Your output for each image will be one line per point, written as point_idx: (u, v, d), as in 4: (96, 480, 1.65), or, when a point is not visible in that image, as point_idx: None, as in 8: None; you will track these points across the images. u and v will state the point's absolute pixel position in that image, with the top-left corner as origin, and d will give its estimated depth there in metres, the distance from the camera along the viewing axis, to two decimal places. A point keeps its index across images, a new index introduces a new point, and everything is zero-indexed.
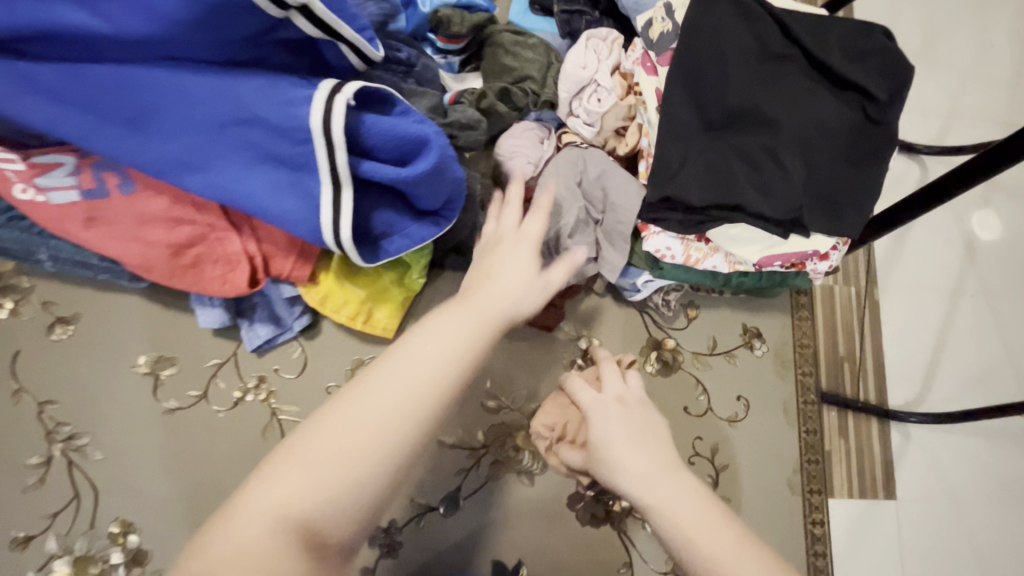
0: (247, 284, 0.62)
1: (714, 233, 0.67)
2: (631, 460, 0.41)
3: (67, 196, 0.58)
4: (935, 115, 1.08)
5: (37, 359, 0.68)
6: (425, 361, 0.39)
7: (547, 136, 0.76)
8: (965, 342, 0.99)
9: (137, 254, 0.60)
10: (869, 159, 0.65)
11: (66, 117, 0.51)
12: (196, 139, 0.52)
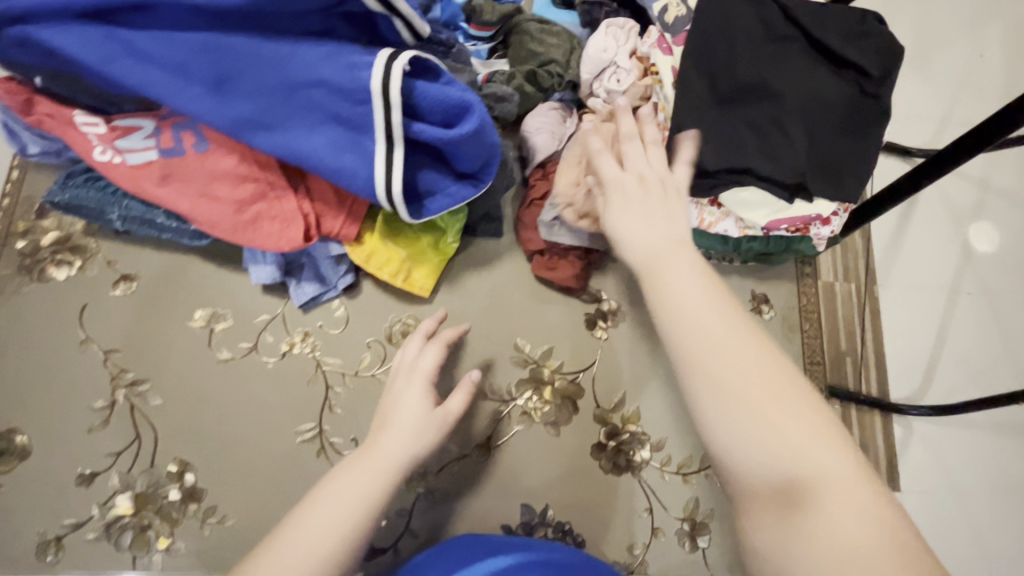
0: (301, 239, 0.68)
1: (726, 197, 0.74)
2: (675, 278, 0.47)
3: (145, 156, 0.65)
4: (930, 119, 1.15)
5: (104, 311, 0.74)
6: (360, 484, 0.51)
7: (569, 115, 0.83)
8: (965, 337, 1.02)
9: (205, 209, 0.66)
10: (867, 130, 0.71)
11: (153, 79, 0.57)
12: (268, 101, 0.59)
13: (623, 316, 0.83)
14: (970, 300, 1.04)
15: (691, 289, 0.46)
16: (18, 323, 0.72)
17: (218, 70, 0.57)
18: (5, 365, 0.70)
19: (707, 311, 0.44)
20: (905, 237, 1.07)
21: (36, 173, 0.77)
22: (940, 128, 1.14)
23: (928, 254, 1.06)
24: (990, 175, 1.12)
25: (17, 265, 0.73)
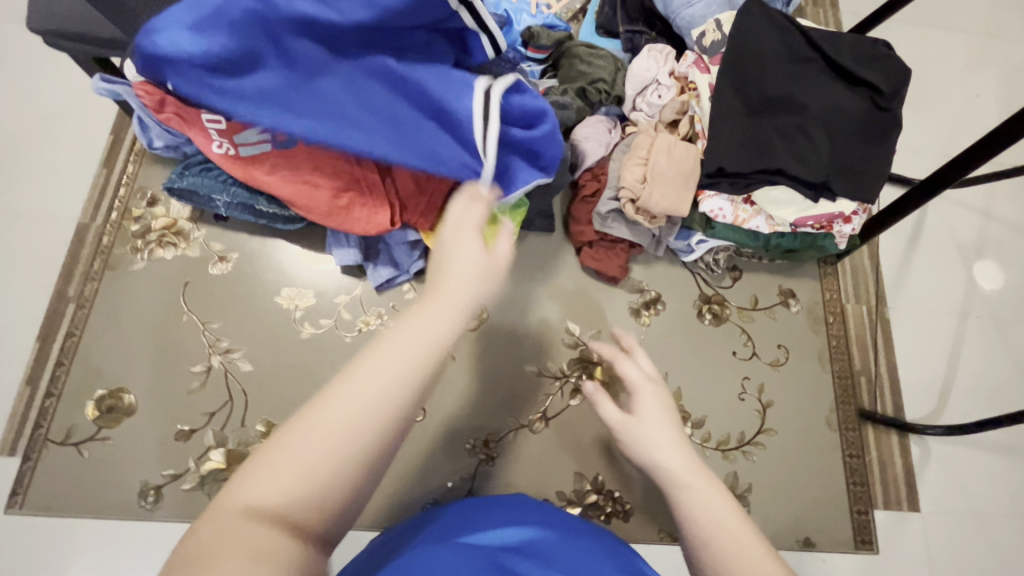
0: (386, 224, 0.78)
1: (759, 194, 0.83)
2: (713, 503, 0.44)
3: (259, 148, 0.74)
4: (931, 152, 1.26)
5: (203, 287, 0.82)
6: (411, 353, 0.36)
7: (613, 126, 0.93)
8: (975, 357, 1.09)
9: (307, 194, 0.76)
10: (881, 138, 0.82)
11: (281, 99, 0.64)
12: (380, 118, 0.67)
13: (662, 305, 0.92)
14: (979, 325, 1.12)
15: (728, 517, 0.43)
16: (128, 294, 0.81)
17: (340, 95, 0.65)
18: (115, 331, 0.79)
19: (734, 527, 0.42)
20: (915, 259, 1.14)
21: (149, 168, 0.88)
22: (941, 159, 1.25)
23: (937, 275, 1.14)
24: (992, 206, 1.22)
25: (130, 245, 0.83)
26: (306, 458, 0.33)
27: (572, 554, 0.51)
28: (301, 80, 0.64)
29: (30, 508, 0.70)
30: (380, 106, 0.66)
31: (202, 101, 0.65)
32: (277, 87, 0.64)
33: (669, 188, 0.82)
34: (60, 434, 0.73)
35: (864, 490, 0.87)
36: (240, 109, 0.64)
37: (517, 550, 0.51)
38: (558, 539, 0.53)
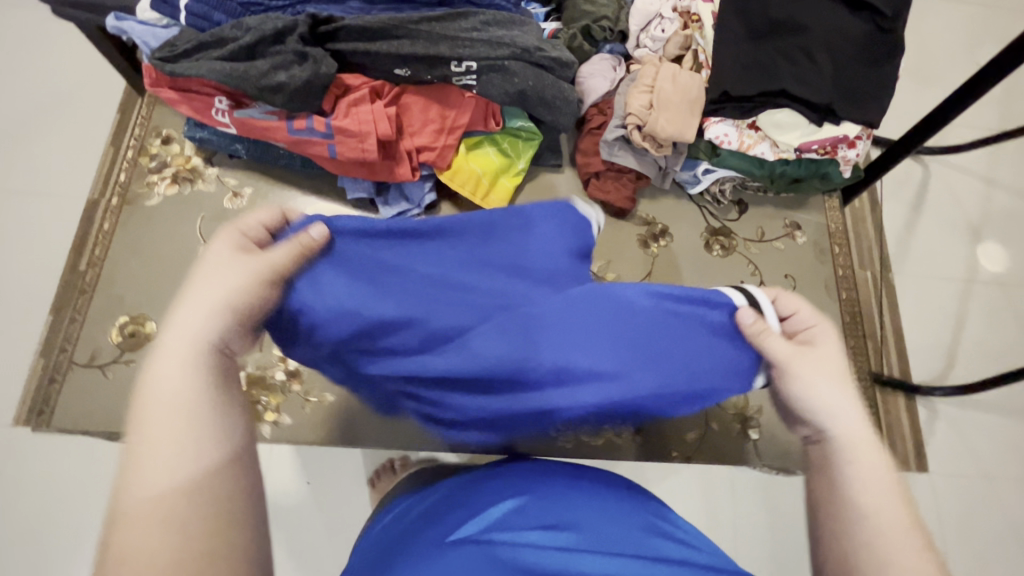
0: (410, 175, 0.82)
1: (763, 118, 0.84)
2: (863, 491, 0.44)
3: (270, 121, 0.77)
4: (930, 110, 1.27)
5: (218, 220, 0.84)
6: (174, 383, 0.40)
7: (618, 64, 0.94)
8: (979, 323, 1.20)
9: (330, 160, 0.80)
10: (883, 60, 0.83)
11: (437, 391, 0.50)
12: (564, 356, 0.46)
13: (670, 237, 0.93)
14: (983, 289, 1.23)
15: (879, 496, 0.44)
16: (146, 228, 0.82)
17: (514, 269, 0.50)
18: (133, 261, 0.80)
19: (882, 506, 0.43)
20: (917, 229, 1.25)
21: (161, 108, 0.89)
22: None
23: (938, 245, 1.25)
24: (994, 173, 1.33)
25: (147, 180, 0.85)
26: (150, 503, 0.36)
27: (582, 528, 0.47)
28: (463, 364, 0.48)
29: (58, 427, 0.73)
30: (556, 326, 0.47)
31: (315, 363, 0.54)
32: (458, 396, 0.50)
33: (675, 114, 0.83)
34: (84, 356, 0.75)
35: None
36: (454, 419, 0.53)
37: (501, 532, 0.46)
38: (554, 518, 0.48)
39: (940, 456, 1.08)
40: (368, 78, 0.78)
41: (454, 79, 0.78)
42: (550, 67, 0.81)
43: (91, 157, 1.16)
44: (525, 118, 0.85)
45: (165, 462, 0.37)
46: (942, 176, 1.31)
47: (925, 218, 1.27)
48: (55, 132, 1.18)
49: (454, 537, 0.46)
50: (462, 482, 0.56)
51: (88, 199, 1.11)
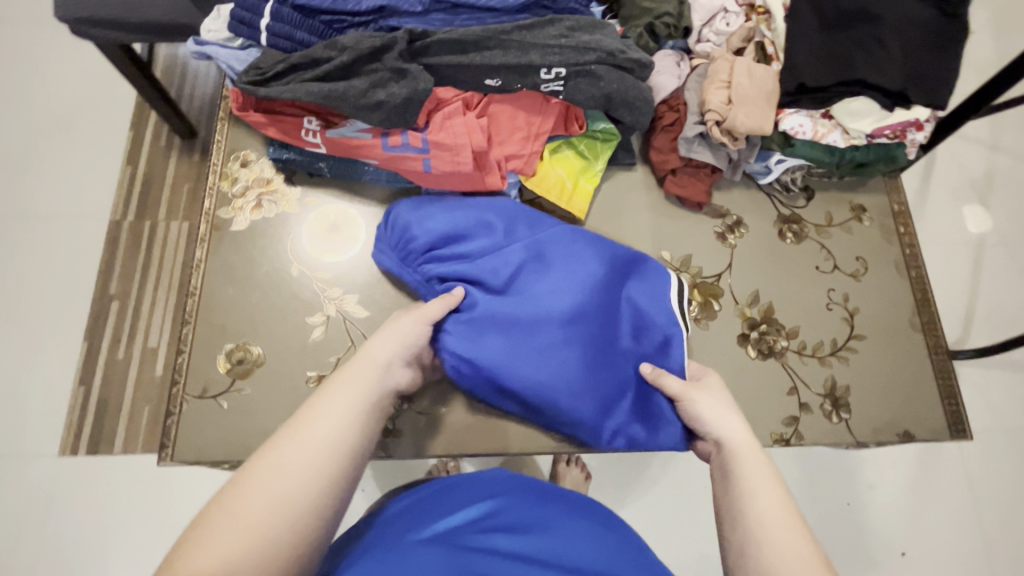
0: (499, 184, 0.82)
1: (838, 108, 0.87)
2: (749, 477, 0.58)
3: (364, 139, 0.77)
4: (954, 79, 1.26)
5: (308, 240, 0.83)
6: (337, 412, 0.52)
7: (681, 60, 0.94)
8: (995, 286, 1.25)
9: (423, 175, 0.80)
10: (950, 43, 0.85)
11: (490, 364, 0.74)
12: (597, 341, 0.77)
13: (745, 228, 0.95)
14: (993, 253, 1.27)
15: (758, 481, 0.57)
16: (238, 253, 0.82)
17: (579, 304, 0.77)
18: (230, 289, 0.80)
19: (753, 482, 0.57)
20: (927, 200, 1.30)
21: (234, 131, 0.88)
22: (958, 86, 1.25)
23: (953, 214, 1.29)
24: (996, 140, 1.37)
25: (231, 206, 0.84)
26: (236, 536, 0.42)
27: (546, 541, 0.63)
28: (529, 342, 0.75)
29: (181, 460, 0.73)
30: (599, 333, 0.77)
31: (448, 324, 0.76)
32: (510, 372, 0.73)
33: (752, 107, 0.85)
34: (197, 389, 0.75)
35: (951, 384, 0.91)
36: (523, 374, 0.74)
37: (485, 532, 0.63)
38: (534, 525, 0.65)
39: None
40: (459, 90, 0.79)
41: (542, 86, 0.78)
42: (631, 69, 0.82)
43: None
44: (606, 120, 0.86)
45: (260, 506, 0.44)
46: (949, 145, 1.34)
47: (943, 190, 1.31)
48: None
49: (426, 539, 0.59)
50: (447, 484, 0.71)
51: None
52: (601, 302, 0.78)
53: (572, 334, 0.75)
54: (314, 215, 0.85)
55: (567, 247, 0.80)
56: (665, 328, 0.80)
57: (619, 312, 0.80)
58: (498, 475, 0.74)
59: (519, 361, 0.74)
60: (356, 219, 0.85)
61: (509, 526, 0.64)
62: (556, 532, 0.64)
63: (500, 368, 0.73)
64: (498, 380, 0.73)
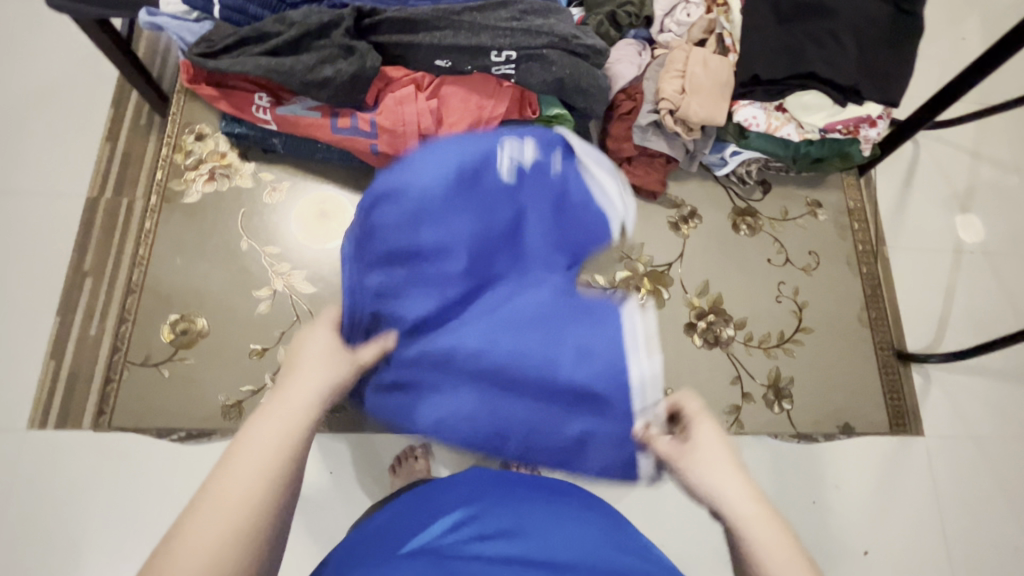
0: None
1: (791, 101, 0.87)
2: None
3: (312, 116, 0.78)
4: (934, 80, 1.23)
5: (259, 215, 0.84)
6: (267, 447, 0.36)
7: (642, 49, 0.94)
8: (973, 292, 1.16)
9: (373, 154, 0.81)
10: (903, 41, 0.86)
11: (416, 382, 0.49)
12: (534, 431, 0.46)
13: (699, 219, 0.96)
14: (972, 260, 1.18)
15: None
16: (188, 224, 0.82)
17: (506, 311, 0.47)
18: (179, 260, 0.81)
19: None
20: (909, 199, 1.21)
21: (192, 105, 0.88)
22: (936, 86, 1.21)
23: (936, 214, 1.21)
24: (980, 147, 1.27)
25: (184, 178, 0.84)
26: None
27: (553, 543, 0.47)
28: (421, 363, 0.48)
29: (118, 425, 0.75)
30: (542, 364, 0.45)
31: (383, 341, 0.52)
32: (434, 399, 0.47)
33: (705, 98, 0.85)
34: (139, 356, 0.77)
35: (897, 379, 0.95)
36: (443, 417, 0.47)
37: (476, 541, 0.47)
38: (540, 526, 0.49)
39: (973, 415, 0.98)
40: (410, 70, 0.80)
41: (493, 69, 0.79)
42: (584, 55, 0.82)
43: (68, 149, 1.09)
44: (559, 106, 0.86)
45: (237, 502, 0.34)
46: (935, 141, 1.26)
47: (926, 190, 1.23)
48: (41, 123, 1.10)
49: (408, 553, 0.46)
50: (437, 485, 0.58)
51: (86, 196, 1.06)
52: (529, 320, 0.46)
53: (487, 357, 0.46)
54: (302, 204, 0.86)
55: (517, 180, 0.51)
56: (606, 350, 0.45)
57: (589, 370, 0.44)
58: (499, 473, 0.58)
59: (445, 386, 0.47)
60: (346, 205, 0.86)
61: (510, 528, 0.48)
62: (566, 533, 0.48)
63: (431, 388, 0.48)
64: (424, 410, 0.48)
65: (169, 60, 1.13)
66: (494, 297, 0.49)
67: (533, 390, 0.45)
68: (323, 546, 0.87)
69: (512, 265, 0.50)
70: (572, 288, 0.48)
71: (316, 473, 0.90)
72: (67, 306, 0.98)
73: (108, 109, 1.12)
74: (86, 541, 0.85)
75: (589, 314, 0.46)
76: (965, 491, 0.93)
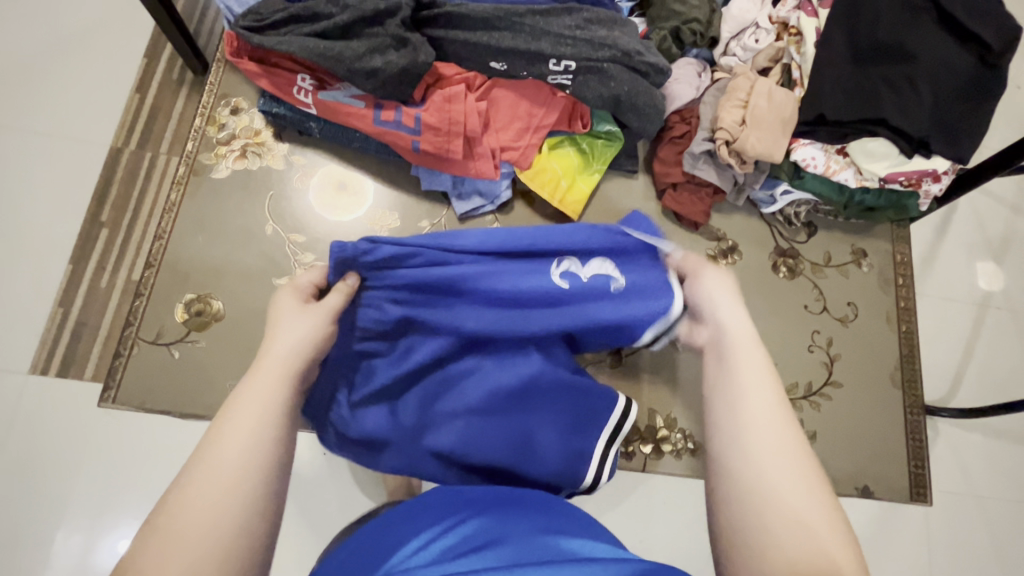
0: (491, 172, 0.79)
1: (855, 146, 0.83)
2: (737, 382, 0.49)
3: (355, 105, 0.75)
4: (989, 129, 1.17)
5: (288, 200, 0.81)
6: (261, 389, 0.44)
7: (702, 70, 0.90)
8: (995, 351, 1.12)
9: (412, 154, 0.78)
10: (982, 96, 0.80)
11: (391, 435, 0.63)
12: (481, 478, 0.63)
13: (739, 255, 0.92)
14: (997, 316, 1.14)
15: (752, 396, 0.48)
16: (214, 200, 0.80)
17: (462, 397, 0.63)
18: (200, 237, 0.78)
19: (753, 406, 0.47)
20: (942, 246, 1.16)
21: (230, 76, 0.85)
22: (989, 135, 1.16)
23: (969, 265, 1.16)
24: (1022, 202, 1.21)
25: (214, 152, 0.81)
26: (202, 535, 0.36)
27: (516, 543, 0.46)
28: (401, 421, 0.63)
29: (122, 403, 0.73)
30: (497, 436, 0.62)
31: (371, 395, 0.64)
32: (393, 454, 0.63)
33: (766, 132, 0.81)
34: (150, 334, 0.75)
35: (921, 446, 0.91)
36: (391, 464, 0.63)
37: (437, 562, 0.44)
38: (504, 532, 0.48)
39: (976, 481, 0.96)
40: (461, 69, 0.77)
41: (549, 77, 0.75)
42: (645, 73, 0.78)
43: (94, 97, 1.06)
44: (613, 122, 0.82)
45: (214, 493, 0.37)
46: (979, 190, 1.20)
47: (962, 239, 1.17)
48: (71, 67, 1.07)
49: None
50: (403, 508, 0.55)
51: (110, 146, 1.03)
52: (483, 409, 0.63)
53: (444, 440, 0.62)
54: (325, 173, 0.83)
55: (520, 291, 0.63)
56: (543, 426, 0.64)
57: (531, 438, 0.63)
58: (462, 489, 0.56)
59: (394, 435, 0.63)
60: (365, 185, 0.83)
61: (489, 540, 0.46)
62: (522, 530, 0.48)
63: (395, 441, 0.63)
64: (381, 458, 0.63)
65: (210, 21, 1.09)
66: (460, 388, 0.64)
67: (471, 459, 0.61)
68: (313, 537, 0.85)
69: (491, 367, 0.64)
70: (535, 376, 0.64)
71: (310, 460, 0.87)
72: (81, 256, 0.96)
73: (141, 61, 1.08)
74: (74, 506, 0.83)
75: (537, 394, 0.64)
76: (962, 558, 0.92)
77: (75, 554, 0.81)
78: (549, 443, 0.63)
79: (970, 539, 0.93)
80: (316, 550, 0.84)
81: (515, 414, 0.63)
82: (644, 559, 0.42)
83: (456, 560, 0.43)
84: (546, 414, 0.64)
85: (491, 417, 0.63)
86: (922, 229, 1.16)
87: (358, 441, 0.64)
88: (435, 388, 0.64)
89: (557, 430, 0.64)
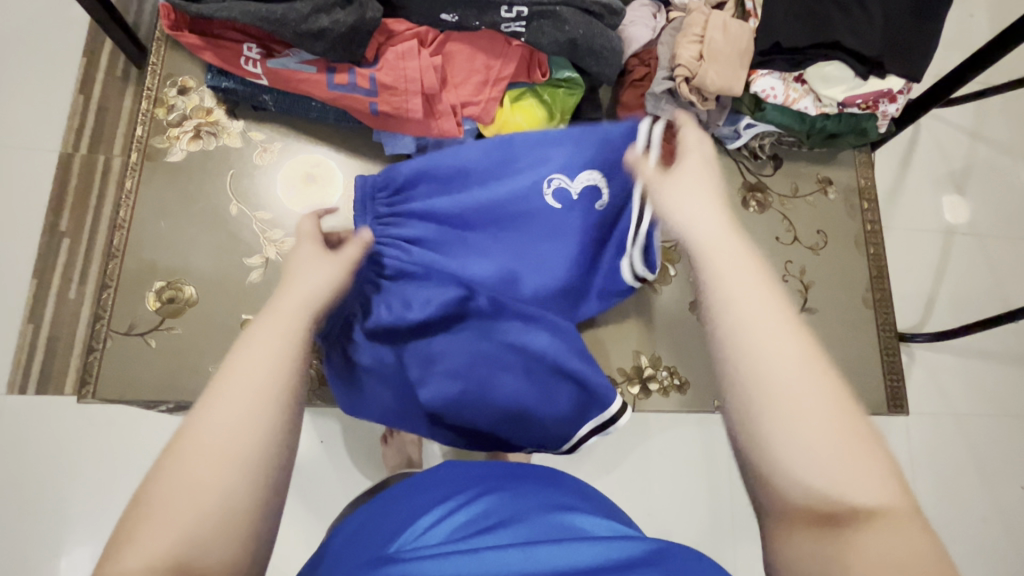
0: (452, 130, 0.78)
1: (812, 72, 0.83)
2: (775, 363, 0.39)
3: (308, 70, 0.73)
4: (942, 58, 1.19)
5: (249, 178, 0.79)
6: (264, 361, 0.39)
7: (657, 11, 0.89)
8: (962, 274, 1.16)
9: (372, 119, 0.77)
10: (930, 12, 0.81)
11: (390, 373, 0.66)
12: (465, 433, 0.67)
13: None
14: (963, 242, 1.17)
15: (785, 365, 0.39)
16: (172, 186, 0.77)
17: (466, 352, 0.65)
18: (163, 224, 0.76)
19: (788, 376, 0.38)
20: (906, 178, 1.18)
21: (174, 55, 0.81)
22: (941, 65, 1.18)
23: (933, 194, 1.19)
24: (980, 127, 1.24)
25: (166, 135, 0.78)
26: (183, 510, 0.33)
27: (531, 526, 0.44)
28: (402, 357, 0.66)
29: (103, 397, 0.71)
30: (493, 382, 0.64)
31: (379, 330, 0.65)
32: (384, 396, 0.66)
33: (724, 65, 0.81)
34: (122, 326, 0.73)
35: (896, 360, 0.94)
36: (383, 405, 0.65)
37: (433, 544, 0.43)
38: (521, 509, 0.47)
39: (948, 397, 1.01)
40: (412, 24, 0.75)
41: (503, 26, 0.74)
42: (600, 14, 0.77)
43: (38, 102, 1.01)
44: (571, 69, 0.80)
45: (210, 457, 0.34)
46: (938, 120, 1.23)
47: (925, 168, 1.20)
48: (6, 70, 1.02)
49: (375, 559, 0.42)
50: (408, 486, 0.54)
51: (59, 152, 0.98)
52: (482, 351, 0.65)
53: (441, 378, 0.64)
54: (288, 161, 0.80)
55: (528, 248, 0.69)
56: (539, 376, 0.66)
57: (523, 398, 0.65)
58: (468, 463, 0.55)
59: (389, 375, 0.65)
60: (330, 165, 0.81)
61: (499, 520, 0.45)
62: (544, 514, 0.46)
63: (392, 381, 0.65)
64: (370, 398, 0.65)
65: (145, 7, 1.04)
66: (460, 332, 0.66)
67: (466, 401, 0.64)
68: (317, 516, 0.86)
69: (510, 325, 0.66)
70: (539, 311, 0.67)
71: (306, 445, 0.87)
72: (44, 266, 0.93)
73: (80, 55, 1.03)
74: (71, 512, 0.82)
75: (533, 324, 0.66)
76: (937, 466, 0.97)
77: (76, 558, 0.81)
78: (542, 414, 0.65)
79: (946, 450, 0.98)
80: (320, 528, 0.85)
81: (513, 363, 0.65)
82: (660, 540, 0.42)
83: (464, 538, 0.43)
84: (543, 367, 0.66)
85: (489, 358, 0.65)
86: (885, 162, 1.18)
87: (355, 381, 0.66)
88: (445, 334, 0.66)
89: (549, 388, 0.66)
